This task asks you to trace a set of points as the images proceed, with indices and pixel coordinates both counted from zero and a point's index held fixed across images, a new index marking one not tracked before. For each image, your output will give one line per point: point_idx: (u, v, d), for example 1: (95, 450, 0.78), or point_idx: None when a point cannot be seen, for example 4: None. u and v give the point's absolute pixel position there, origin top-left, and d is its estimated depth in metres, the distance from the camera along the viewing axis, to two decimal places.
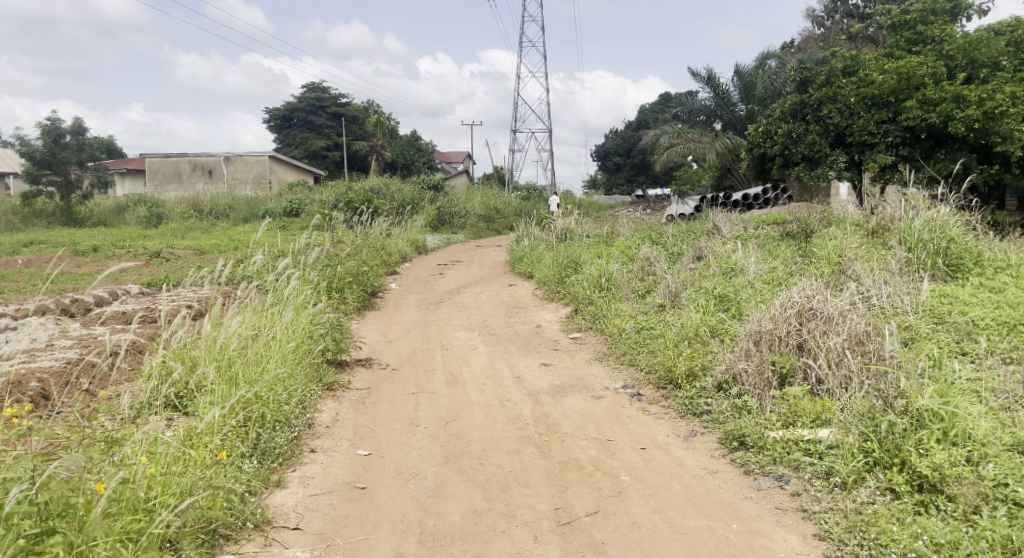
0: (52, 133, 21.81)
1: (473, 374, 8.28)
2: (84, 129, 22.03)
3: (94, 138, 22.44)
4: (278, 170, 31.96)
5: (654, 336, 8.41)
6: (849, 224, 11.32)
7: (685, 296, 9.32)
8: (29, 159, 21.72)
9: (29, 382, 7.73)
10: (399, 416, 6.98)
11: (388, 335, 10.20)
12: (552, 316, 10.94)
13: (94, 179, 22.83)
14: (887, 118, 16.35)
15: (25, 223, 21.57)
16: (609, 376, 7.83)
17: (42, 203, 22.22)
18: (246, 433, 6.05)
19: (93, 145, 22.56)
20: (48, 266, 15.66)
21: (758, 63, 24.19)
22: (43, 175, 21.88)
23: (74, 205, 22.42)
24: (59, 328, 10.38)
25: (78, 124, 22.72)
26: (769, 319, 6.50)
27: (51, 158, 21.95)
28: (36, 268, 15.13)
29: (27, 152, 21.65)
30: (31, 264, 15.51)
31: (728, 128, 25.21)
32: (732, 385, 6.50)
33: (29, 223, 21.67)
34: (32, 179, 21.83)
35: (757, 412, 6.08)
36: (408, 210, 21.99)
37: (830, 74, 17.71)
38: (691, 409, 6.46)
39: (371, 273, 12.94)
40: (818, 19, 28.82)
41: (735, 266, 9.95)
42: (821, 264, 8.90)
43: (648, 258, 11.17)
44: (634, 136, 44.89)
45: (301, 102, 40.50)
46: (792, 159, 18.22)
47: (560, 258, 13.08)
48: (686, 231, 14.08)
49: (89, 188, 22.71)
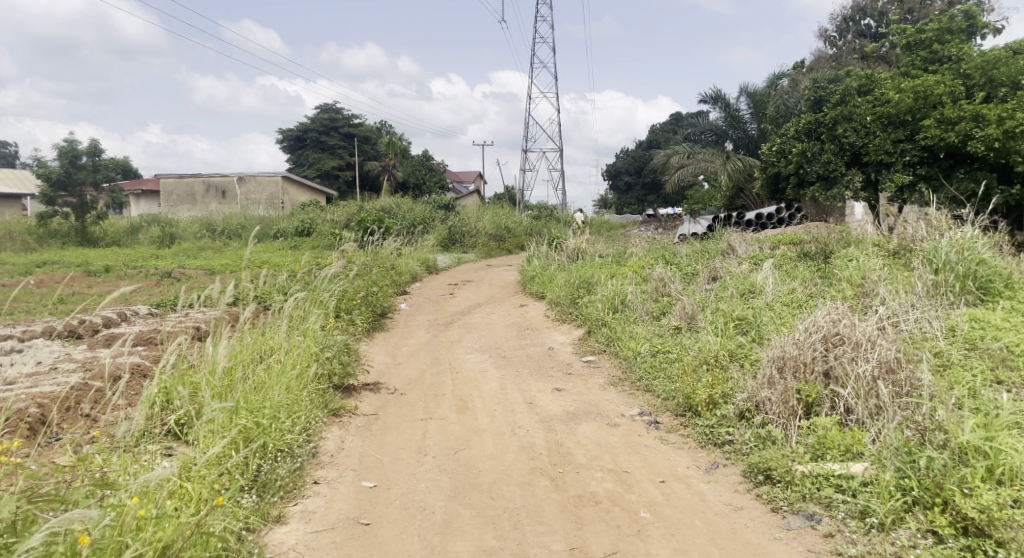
0: (68, 154, 21.80)
1: (483, 399, 8.01)
2: (100, 150, 22.00)
3: (110, 159, 22.41)
4: (291, 190, 31.87)
5: (671, 360, 8.13)
6: (869, 244, 11.03)
7: (702, 318, 9.05)
8: (45, 180, 21.64)
9: (27, 409, 7.51)
10: (406, 445, 6.71)
11: (396, 357, 9.95)
12: (564, 338, 10.67)
13: (109, 199, 22.78)
14: (905, 137, 16.04)
15: (39, 243, 21.52)
16: (625, 402, 7.55)
17: (57, 223, 22.18)
18: (246, 464, 5.84)
19: (109, 166, 22.52)
20: (60, 285, 15.54)
21: (769, 83, 23.95)
22: (59, 196, 21.85)
23: (88, 226, 22.37)
24: (65, 351, 10.18)
25: (94, 145, 22.72)
26: (793, 344, 6.21)
27: (67, 179, 21.87)
28: (47, 288, 15.00)
29: (43, 173, 21.62)
30: (42, 285, 15.39)
31: (740, 148, 24.92)
32: (755, 413, 6.20)
33: (44, 243, 21.60)
34: (47, 200, 21.79)
35: (782, 443, 5.79)
36: (419, 229, 21.81)
37: (845, 93, 17.51)
38: (711, 439, 6.18)
39: (380, 293, 12.72)
40: (830, 38, 28.56)
41: (753, 288, 9.69)
42: (843, 285, 8.63)
43: (662, 278, 10.90)
44: (645, 155, 44.80)
45: (314, 123, 40.46)
46: (807, 178, 18.11)
47: (572, 278, 12.83)
48: (700, 251, 13.82)
49: (104, 209, 22.67)
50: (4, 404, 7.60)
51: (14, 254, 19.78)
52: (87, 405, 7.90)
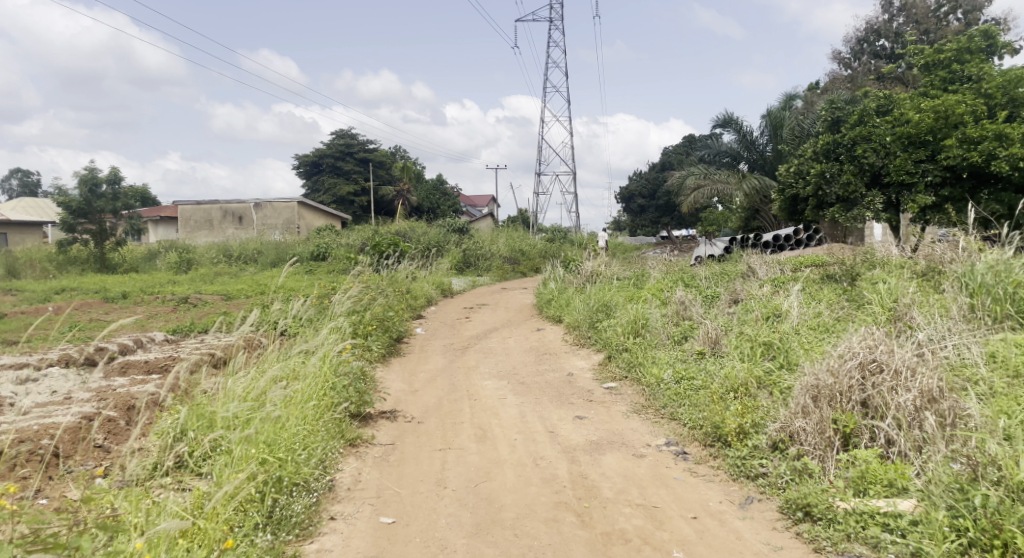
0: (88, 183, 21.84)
1: (503, 428, 7.77)
2: (120, 178, 22.04)
3: (130, 187, 22.44)
4: (307, 215, 31.79)
5: (695, 387, 7.88)
6: (895, 266, 10.74)
7: (726, 343, 8.77)
8: (65, 208, 21.68)
9: (40, 440, 7.36)
10: (424, 477, 6.50)
11: (412, 384, 9.73)
12: (584, 364, 10.42)
13: (128, 226, 22.79)
14: (925, 158, 15.73)
15: (58, 270, 21.55)
16: (650, 432, 7.30)
17: (76, 250, 22.21)
18: (261, 501, 5.69)
19: (128, 193, 22.55)
20: (77, 312, 15.48)
21: (784, 104, 23.79)
22: (79, 224, 21.88)
23: (107, 252, 22.37)
24: (81, 380, 10.05)
25: (113, 172, 22.78)
26: (828, 371, 5.98)
27: (87, 207, 21.88)
28: (65, 315, 14.94)
29: (63, 201, 21.67)
30: (60, 312, 15.35)
31: (755, 169, 24.63)
32: (789, 444, 5.96)
33: (63, 270, 21.63)
34: (67, 228, 21.82)
35: (819, 477, 5.56)
36: (434, 253, 21.65)
37: (864, 113, 17.27)
38: (744, 472, 5.95)
39: (396, 317, 12.55)
40: (844, 60, 28.31)
41: (778, 311, 9.43)
42: (874, 309, 8.36)
43: (683, 302, 10.64)
44: (659, 178, 44.58)
45: (329, 148, 40.50)
46: (827, 200, 17.83)
47: (590, 302, 12.59)
48: (720, 273, 13.56)
49: (123, 235, 22.66)
50: (17, 436, 7.45)
51: (34, 281, 19.78)
52: (101, 436, 7.74)
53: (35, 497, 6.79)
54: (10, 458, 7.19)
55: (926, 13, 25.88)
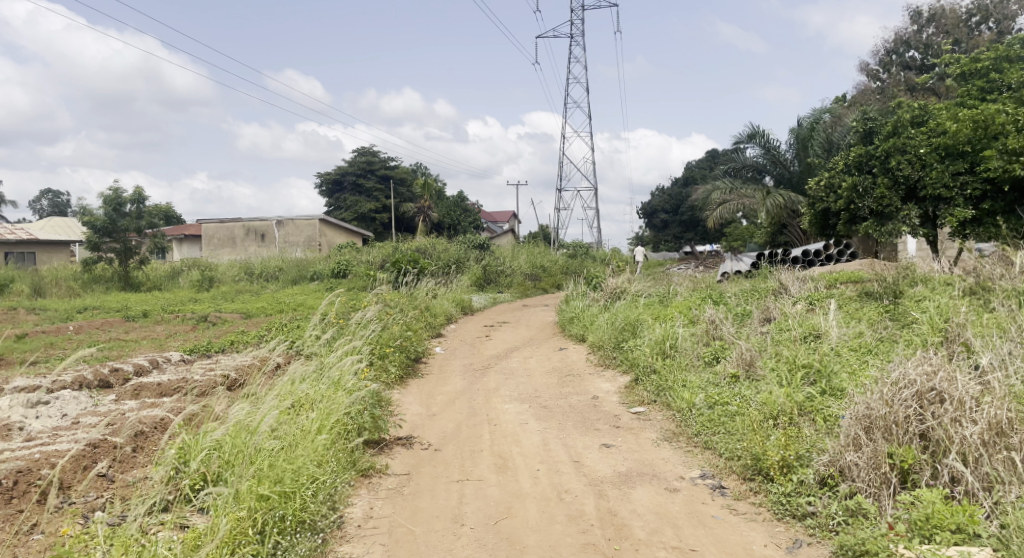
0: (113, 203, 21.64)
1: (525, 457, 7.30)
2: (145, 197, 21.84)
3: (154, 206, 22.28)
4: (329, 232, 31.50)
5: (730, 413, 7.38)
6: (939, 283, 10.18)
7: (761, 365, 8.24)
8: (90, 226, 21.54)
9: (41, 470, 6.96)
10: (441, 512, 6.07)
11: (430, 408, 9.28)
12: (609, 386, 9.91)
13: (152, 244, 22.61)
14: (964, 170, 15.20)
15: (83, 289, 21.41)
16: (683, 462, 6.82)
17: (100, 269, 22.04)
18: (261, 547, 5.40)
19: (153, 212, 22.36)
20: (98, 332, 15.23)
21: (813, 117, 23.09)
22: (104, 242, 21.71)
23: (131, 270, 22.22)
24: (92, 403, 9.70)
25: (138, 192, 22.62)
26: (880, 400, 5.52)
27: (111, 226, 21.73)
28: (85, 335, 14.69)
29: (87, 220, 21.51)
30: (80, 331, 15.11)
31: (781, 184, 23.91)
32: (840, 480, 5.52)
33: (88, 288, 21.48)
34: (92, 247, 21.67)
35: (876, 518, 5.11)
36: (454, 269, 21.27)
37: (897, 124, 16.71)
38: (791, 511, 5.51)
39: (415, 337, 12.12)
40: (872, 71, 27.66)
41: (816, 331, 8.91)
42: (923, 331, 7.83)
43: (713, 320, 10.08)
44: (682, 194, 44.05)
45: (352, 166, 40.25)
46: (859, 214, 17.03)
47: (615, 320, 12.09)
48: (750, 290, 13.01)
49: (147, 253, 22.48)
50: (16, 466, 7.04)
51: (58, 299, 19.63)
52: (106, 464, 7.33)
53: (30, 531, 6.36)
54: (7, 489, 6.78)
55: (957, 23, 25.23)
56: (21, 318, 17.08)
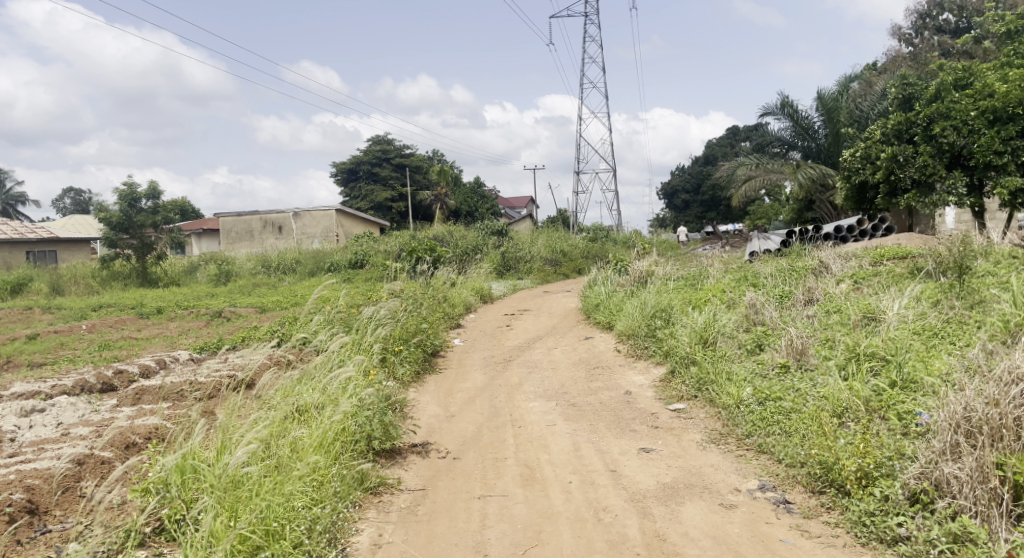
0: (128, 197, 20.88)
1: (554, 466, 6.44)
2: (160, 191, 21.09)
3: (170, 200, 21.55)
4: (346, 223, 30.69)
5: (785, 410, 6.48)
6: (1003, 257, 9.20)
7: (815, 353, 7.32)
8: (105, 223, 20.81)
9: (13, 494, 6.04)
10: (461, 539, 5.31)
11: (449, 408, 8.44)
12: (642, 379, 9.03)
13: (169, 240, 21.91)
14: (1016, 134, 14.08)
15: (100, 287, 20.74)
16: (736, 469, 5.99)
17: (118, 265, 21.35)
18: None
19: (168, 207, 21.64)
20: (110, 331, 14.53)
21: (841, 85, 21.87)
22: (120, 239, 21.00)
23: (148, 266, 21.49)
24: (91, 410, 8.83)
25: (153, 187, 21.88)
26: (985, 402, 4.89)
27: (128, 222, 20.97)
28: (97, 335, 13.99)
29: (103, 217, 20.79)
30: (92, 331, 14.43)
31: (809, 157, 22.67)
32: (935, 497, 4.86)
33: (105, 286, 20.82)
34: (109, 244, 21.02)
35: (989, 546, 4.50)
36: (473, 258, 20.37)
37: (941, 87, 15.46)
38: (878, 535, 4.89)
39: (433, 329, 11.26)
40: (904, 36, 26.38)
41: (874, 312, 7.97)
42: (1002, 313, 6.89)
43: (754, 303, 9.17)
44: (703, 172, 42.81)
45: (366, 154, 39.29)
46: (901, 185, 15.97)
47: (643, 305, 11.17)
48: (788, 268, 12.02)
49: (164, 249, 21.75)
50: None
51: (74, 298, 18.99)
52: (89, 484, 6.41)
53: None
54: None
55: None
56: (34, 318, 16.40)
